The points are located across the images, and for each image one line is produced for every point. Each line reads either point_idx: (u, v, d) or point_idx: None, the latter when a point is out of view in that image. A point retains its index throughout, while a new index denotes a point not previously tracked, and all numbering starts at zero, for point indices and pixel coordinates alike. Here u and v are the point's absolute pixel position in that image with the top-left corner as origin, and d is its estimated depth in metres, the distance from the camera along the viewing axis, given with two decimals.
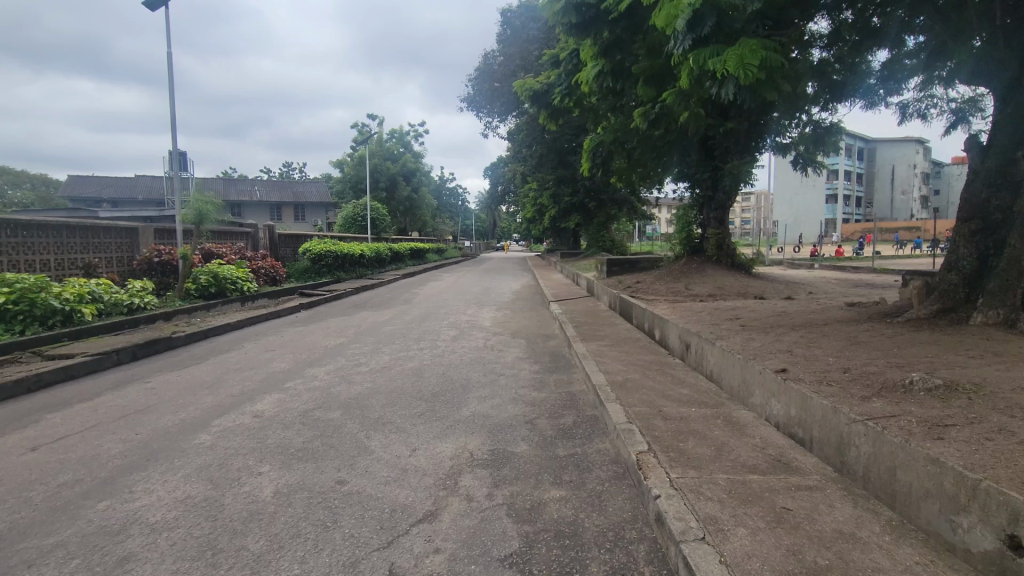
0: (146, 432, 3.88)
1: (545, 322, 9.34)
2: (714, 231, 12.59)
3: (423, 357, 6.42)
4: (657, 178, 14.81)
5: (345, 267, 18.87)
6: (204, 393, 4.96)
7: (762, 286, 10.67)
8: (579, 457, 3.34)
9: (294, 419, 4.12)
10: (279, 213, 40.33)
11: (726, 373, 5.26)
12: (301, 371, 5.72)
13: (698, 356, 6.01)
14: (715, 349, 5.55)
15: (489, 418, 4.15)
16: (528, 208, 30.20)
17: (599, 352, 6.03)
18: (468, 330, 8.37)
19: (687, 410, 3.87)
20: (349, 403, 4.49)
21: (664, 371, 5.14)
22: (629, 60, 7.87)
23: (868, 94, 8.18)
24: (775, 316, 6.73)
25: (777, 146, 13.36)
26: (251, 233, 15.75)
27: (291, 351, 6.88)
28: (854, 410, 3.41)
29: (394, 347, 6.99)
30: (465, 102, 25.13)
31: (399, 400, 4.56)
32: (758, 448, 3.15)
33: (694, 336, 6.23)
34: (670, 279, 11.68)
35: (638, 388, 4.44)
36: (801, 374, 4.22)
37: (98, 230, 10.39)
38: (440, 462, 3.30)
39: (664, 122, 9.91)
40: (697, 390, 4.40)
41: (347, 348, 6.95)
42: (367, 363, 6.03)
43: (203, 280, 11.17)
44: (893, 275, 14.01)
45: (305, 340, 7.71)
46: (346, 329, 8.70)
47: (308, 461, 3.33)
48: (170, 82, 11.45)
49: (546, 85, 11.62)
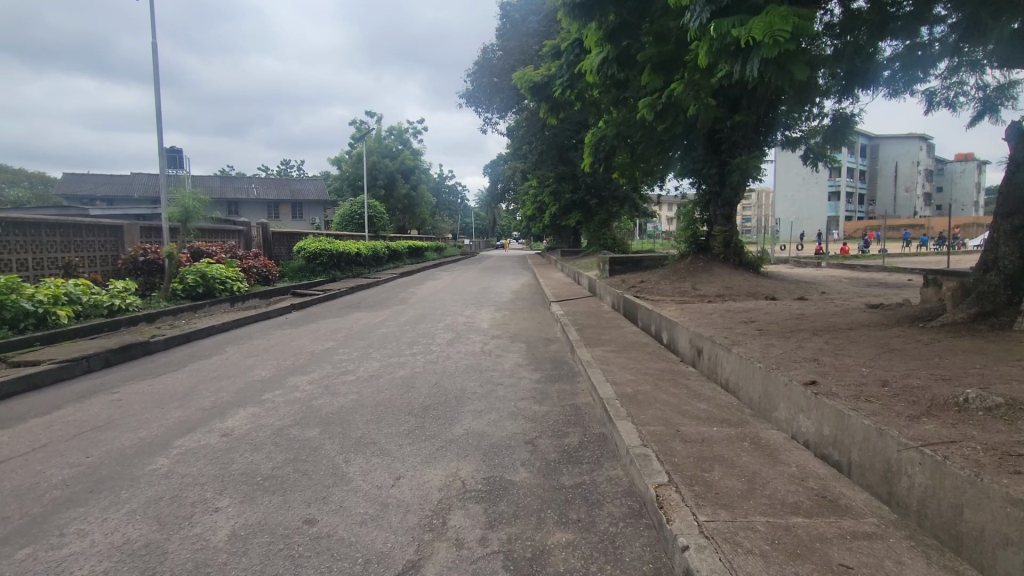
0: (98, 456, 3.42)
1: (546, 324, 8.88)
2: (720, 229, 12.12)
3: (415, 364, 5.96)
4: (661, 174, 14.35)
5: (340, 266, 18.40)
6: (172, 406, 4.50)
7: (772, 286, 10.24)
8: (587, 488, 2.90)
9: (266, 439, 3.67)
10: (276, 212, 39.88)
11: (744, 384, 4.82)
12: (282, 380, 5.26)
13: (712, 363, 5.57)
14: (732, 357, 5.11)
15: (485, 437, 3.69)
16: (527, 206, 29.74)
17: (605, 358, 5.58)
18: (465, 334, 7.91)
19: (707, 429, 3.43)
20: (330, 419, 4.04)
21: (677, 380, 4.70)
22: (636, 46, 7.48)
23: (888, 83, 7.76)
24: (794, 320, 6.28)
25: (786, 140, 12.93)
26: (243, 231, 15.30)
27: (276, 356, 6.42)
28: (904, 433, 2.97)
29: (385, 352, 6.52)
30: (464, 98, 24.70)
31: (386, 416, 4.11)
32: (797, 481, 2.71)
33: (706, 341, 5.78)
34: (675, 278, 11.22)
35: (650, 402, 3.99)
36: (834, 389, 3.78)
37: (79, 229, 9.92)
38: (427, 494, 2.87)
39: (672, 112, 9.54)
40: (717, 404, 3.96)
41: (334, 354, 6.49)
42: (354, 371, 5.57)
43: (191, 280, 10.70)
44: (905, 274, 13.56)
45: (292, 344, 7.25)
46: (336, 332, 8.24)
47: (275, 494, 2.88)
48: (155, 75, 11.01)
49: (547, 76, 11.12)
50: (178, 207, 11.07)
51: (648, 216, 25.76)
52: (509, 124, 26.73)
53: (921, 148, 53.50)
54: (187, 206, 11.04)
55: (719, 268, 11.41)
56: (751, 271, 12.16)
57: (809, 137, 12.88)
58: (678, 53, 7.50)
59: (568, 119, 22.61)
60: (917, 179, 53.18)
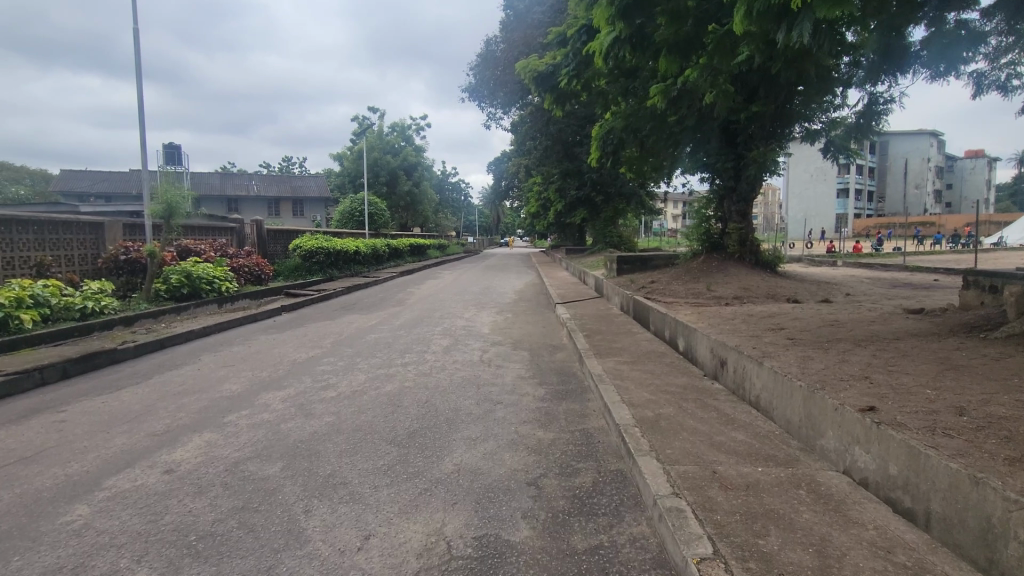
0: (5, 502, 2.80)
1: (551, 329, 8.25)
2: (735, 226, 11.44)
3: (406, 376, 5.33)
4: (672, 168, 13.66)
5: (338, 265, 17.78)
6: (120, 431, 3.89)
7: (793, 287, 9.58)
8: (605, 556, 2.27)
9: (216, 478, 3.06)
10: (276, 209, 39.38)
11: (781, 403, 4.18)
12: (253, 396, 4.65)
13: (738, 376, 4.94)
14: (764, 371, 4.48)
15: (480, 476, 3.05)
16: (531, 202, 29.09)
17: (618, 372, 4.94)
18: (463, 339, 7.29)
19: (751, 470, 2.80)
20: (297, 451, 3.42)
21: (703, 401, 4.07)
22: (649, 25, 6.84)
23: (931, 65, 7.09)
24: (827, 327, 5.64)
25: (804, 133, 12.25)
26: (236, 228, 14.71)
27: (252, 367, 5.82)
28: (1009, 483, 2.33)
29: (374, 363, 5.90)
30: (466, 92, 24.01)
31: (365, 446, 3.48)
32: (882, 555, 2.06)
33: (731, 351, 5.15)
34: (689, 278, 10.58)
35: (676, 431, 3.36)
36: (900, 418, 3.12)
37: (55, 226, 9.33)
38: (401, 563, 2.25)
39: (685, 101, 8.90)
40: (755, 434, 3.32)
41: (318, 364, 5.87)
42: (336, 386, 4.94)
43: (175, 280, 10.13)
44: (929, 274, 12.85)
45: (273, 352, 6.62)
46: (324, 337, 7.63)
47: (208, 562, 2.27)
48: (137, 63, 10.39)
49: (551, 65, 10.47)
50: (161, 203, 10.36)
51: (655, 213, 25.07)
52: (512, 119, 26.03)
53: (931, 145, 52.62)
54: (171, 202, 10.37)
55: (735, 267, 10.76)
56: (768, 271, 11.49)
57: (830, 129, 12.18)
58: (695, 32, 6.89)
59: (574, 114, 21.88)
60: (927, 176, 52.24)
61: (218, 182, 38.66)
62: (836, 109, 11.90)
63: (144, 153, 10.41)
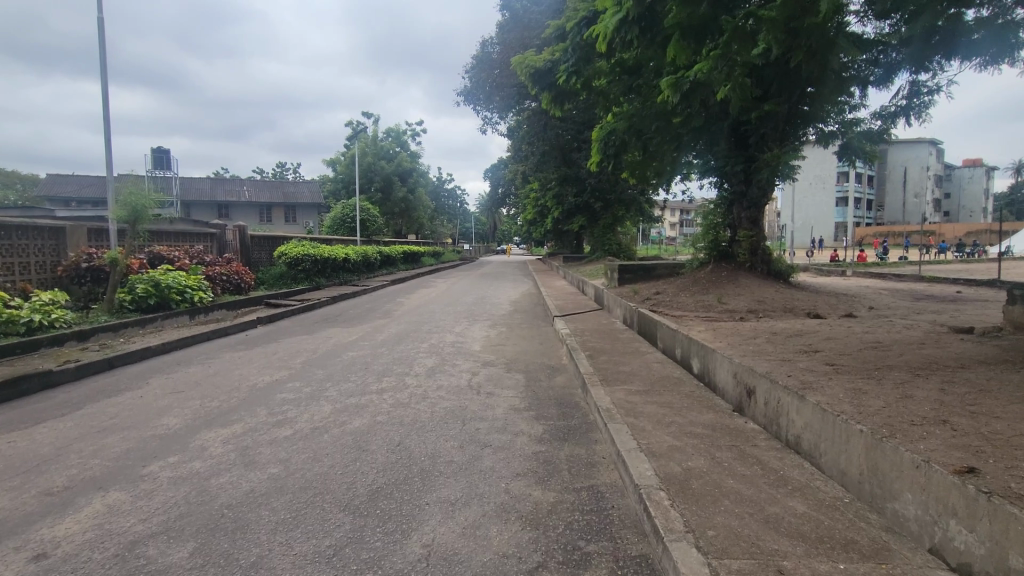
0: None
1: (549, 346, 7.45)
2: (745, 232, 10.70)
3: (381, 407, 4.54)
4: (677, 172, 12.97)
5: (326, 273, 16.99)
6: (5, 487, 3.07)
7: (812, 300, 8.84)
8: None
9: (99, 570, 2.24)
10: (268, 215, 38.53)
11: (832, 450, 3.43)
12: (191, 436, 3.84)
13: (771, 410, 4.19)
14: (808, 408, 3.72)
15: (455, 568, 2.25)
16: (528, 209, 28.34)
17: (630, 404, 4.17)
18: (451, 359, 6.50)
19: (830, 569, 2.02)
20: (219, 524, 2.60)
21: (739, 448, 3.30)
22: (660, 7, 6.11)
23: (975, 52, 6.41)
24: (870, 349, 4.89)
25: (818, 135, 11.57)
26: (216, 234, 13.90)
27: (204, 394, 5.01)
28: None
29: (345, 390, 5.09)
30: (462, 95, 23.34)
31: (308, 516, 2.67)
32: None
33: (761, 380, 4.40)
34: (697, 289, 9.83)
35: (715, 499, 2.59)
36: (1015, 486, 2.36)
37: (8, 231, 8.51)
38: None
39: (697, 96, 8.18)
40: (819, 504, 2.54)
41: (280, 390, 5.06)
42: (293, 422, 4.13)
43: (140, 290, 9.34)
44: (949, 286, 12.13)
45: (233, 375, 5.79)
46: (296, 355, 6.83)
47: None
48: (104, 53, 9.60)
49: (550, 61, 9.71)
50: (125, 205, 9.49)
51: (654, 220, 24.42)
52: (509, 124, 25.28)
53: (932, 153, 52.20)
54: (136, 205, 9.49)
55: (747, 278, 10.01)
56: (781, 281, 10.77)
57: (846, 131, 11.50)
58: (711, 16, 6.18)
59: (573, 118, 21.16)
60: (927, 184, 51.86)
61: (209, 187, 37.90)
62: (853, 110, 11.22)
63: (109, 152, 9.61)
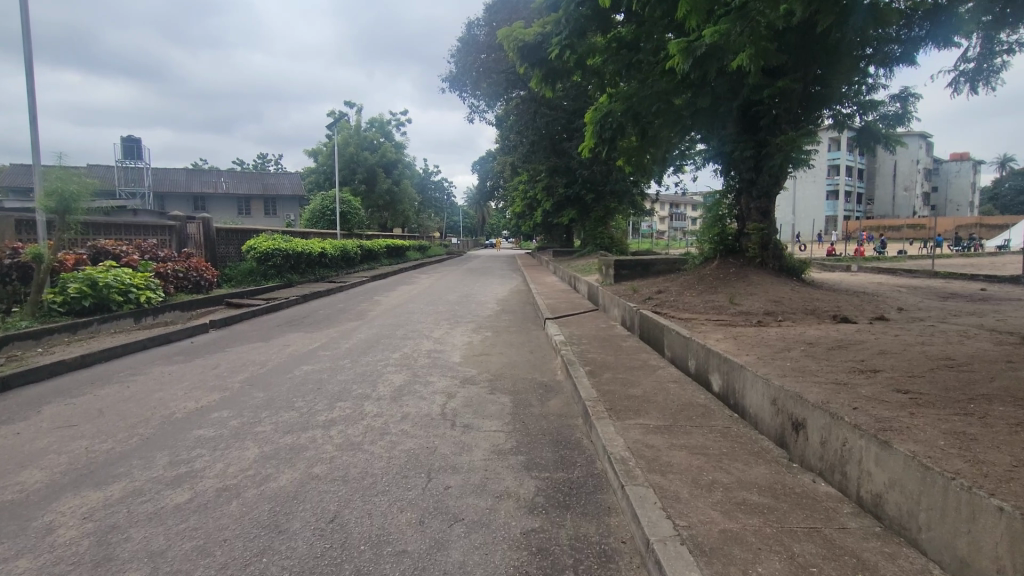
0: None
1: (541, 356, 6.43)
2: (755, 225, 9.70)
3: (323, 451, 3.47)
4: (678, 159, 11.96)
5: (299, 268, 15.81)
6: None
7: (835, 300, 7.88)
8: None
9: None
10: (247, 207, 36.94)
11: (944, 529, 2.39)
12: (43, 507, 2.73)
13: (835, 454, 3.16)
14: (896, 461, 2.70)
15: None
16: (518, 201, 27.21)
17: (651, 451, 3.13)
18: (424, 376, 5.44)
19: None
20: None
21: (821, 533, 2.26)
22: None
23: None
24: (945, 370, 3.87)
25: (835, 120, 10.55)
26: (176, 227, 12.65)
27: (100, 430, 3.90)
28: None
29: (285, 422, 4.02)
30: (446, 81, 22.13)
31: None
32: None
33: (815, 413, 3.39)
34: (704, 287, 8.84)
35: None
36: None
37: None
38: None
39: (711, 65, 7.10)
40: None
41: (200, 424, 3.97)
42: (198, 479, 3.04)
43: (73, 290, 8.09)
44: (970, 284, 11.21)
45: (151, 400, 4.67)
46: (240, 370, 5.72)
47: None
48: (25, 14, 8.34)
49: (542, 33, 8.42)
50: (52, 195, 8.18)
51: (647, 214, 23.46)
52: (497, 112, 24.08)
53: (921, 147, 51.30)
54: (64, 193, 8.20)
55: (757, 275, 9.05)
56: (793, 278, 9.80)
57: (865, 115, 10.49)
58: None
59: (563, 107, 19.97)
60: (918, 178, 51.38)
61: (185, 178, 36.51)
62: (871, 90, 10.23)
63: (34, 133, 8.32)
